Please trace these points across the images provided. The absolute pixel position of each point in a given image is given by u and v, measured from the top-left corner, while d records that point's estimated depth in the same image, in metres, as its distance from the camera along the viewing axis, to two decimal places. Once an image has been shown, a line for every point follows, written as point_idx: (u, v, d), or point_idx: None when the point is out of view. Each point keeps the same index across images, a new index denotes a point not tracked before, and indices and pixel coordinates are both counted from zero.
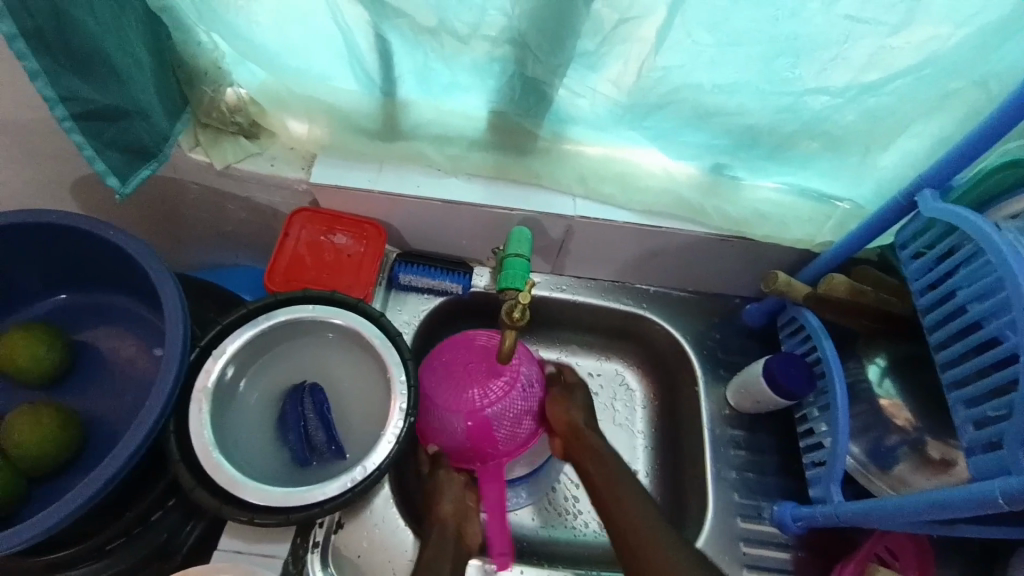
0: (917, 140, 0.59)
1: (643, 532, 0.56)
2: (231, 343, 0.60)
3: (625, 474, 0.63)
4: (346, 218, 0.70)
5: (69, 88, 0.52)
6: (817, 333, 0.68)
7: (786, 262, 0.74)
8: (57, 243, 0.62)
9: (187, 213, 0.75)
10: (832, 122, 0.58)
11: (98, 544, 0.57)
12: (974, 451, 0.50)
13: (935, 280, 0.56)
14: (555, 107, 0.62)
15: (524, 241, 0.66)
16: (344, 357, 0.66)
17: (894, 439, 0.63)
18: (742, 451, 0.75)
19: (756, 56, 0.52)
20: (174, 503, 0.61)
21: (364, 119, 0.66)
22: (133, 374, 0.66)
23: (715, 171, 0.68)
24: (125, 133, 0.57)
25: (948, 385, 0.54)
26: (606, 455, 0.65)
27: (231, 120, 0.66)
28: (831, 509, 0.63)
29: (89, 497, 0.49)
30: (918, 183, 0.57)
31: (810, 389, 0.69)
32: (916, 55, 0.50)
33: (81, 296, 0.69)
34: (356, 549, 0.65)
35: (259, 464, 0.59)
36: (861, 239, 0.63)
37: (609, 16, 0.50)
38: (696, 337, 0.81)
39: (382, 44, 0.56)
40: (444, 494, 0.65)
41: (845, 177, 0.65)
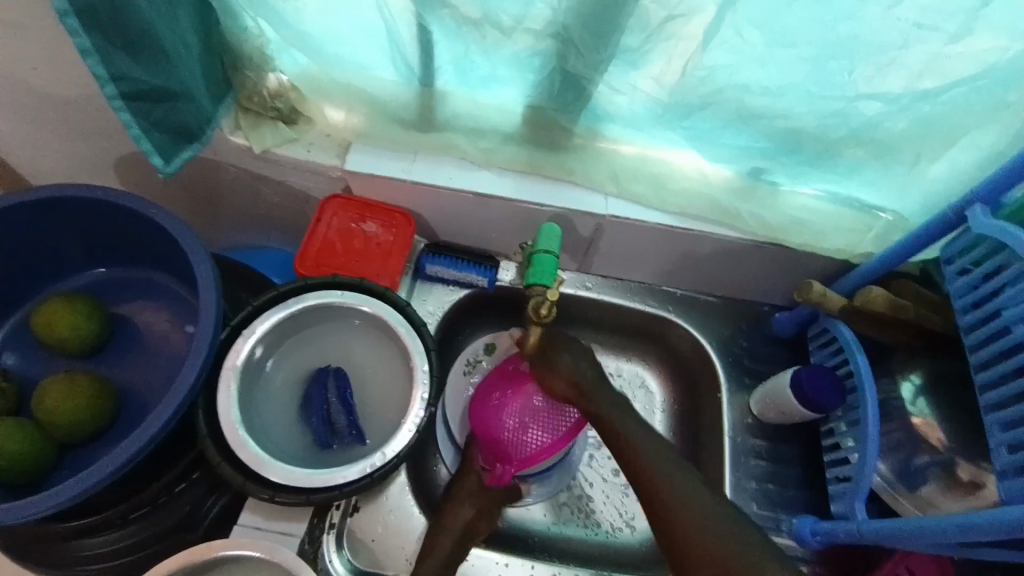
0: (969, 152, 0.57)
1: (676, 493, 0.56)
2: (261, 325, 0.61)
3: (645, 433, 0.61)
4: (378, 206, 0.70)
5: (120, 68, 0.52)
6: (849, 346, 0.66)
7: (820, 272, 0.72)
8: (100, 218, 0.64)
9: (223, 194, 0.76)
10: (880, 130, 0.56)
11: (123, 512, 0.59)
12: (1007, 475, 0.48)
13: (980, 298, 0.54)
14: (594, 103, 0.61)
15: (554, 237, 0.66)
16: (369, 344, 0.67)
17: (924, 459, 0.61)
18: (763, 461, 0.74)
19: (806, 57, 0.50)
20: (198, 477, 0.62)
21: (401, 109, 0.66)
22: (166, 349, 0.68)
23: (752, 175, 0.66)
24: (171, 114, 0.58)
25: (987, 408, 0.52)
26: (645, 452, 0.59)
27: (271, 105, 0.67)
28: (853, 526, 0.61)
29: (119, 467, 0.51)
30: (970, 198, 0.54)
31: (838, 403, 0.67)
32: (976, 63, 0.48)
33: (119, 271, 0.71)
34: (371, 533, 0.66)
35: (282, 444, 0.61)
36: (903, 251, 0.61)
37: (656, 12, 0.49)
38: (721, 343, 0.80)
39: (424, 34, 0.56)
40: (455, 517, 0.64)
41: (889, 187, 0.63)
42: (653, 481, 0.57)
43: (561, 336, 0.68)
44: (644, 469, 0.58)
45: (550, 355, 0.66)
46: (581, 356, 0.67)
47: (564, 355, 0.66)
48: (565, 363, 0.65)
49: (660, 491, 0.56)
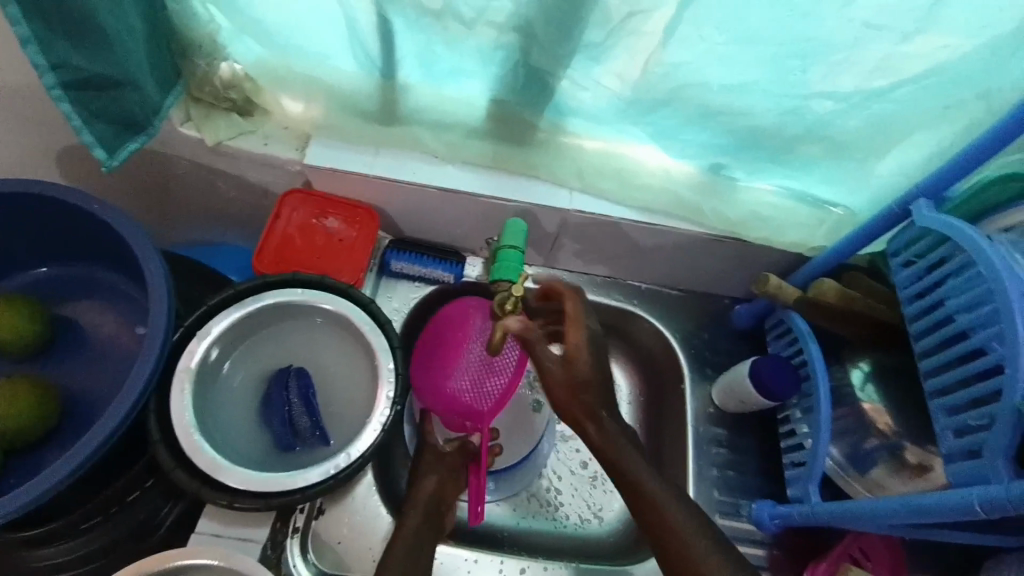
0: (912, 150, 0.60)
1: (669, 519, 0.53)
2: (218, 323, 0.59)
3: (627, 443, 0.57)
4: (339, 201, 0.69)
5: (59, 55, 0.49)
6: (803, 336, 0.68)
7: (777, 265, 0.74)
8: (38, 213, 0.60)
9: (175, 188, 0.73)
10: (832, 128, 0.58)
11: (73, 522, 0.56)
12: (952, 458, 0.51)
13: (924, 289, 0.57)
14: (558, 98, 0.61)
15: (519, 233, 0.66)
16: (332, 343, 0.65)
17: (873, 443, 0.64)
18: (724, 450, 0.76)
19: (761, 56, 0.52)
20: (152, 484, 0.60)
21: (363, 102, 0.65)
22: (116, 350, 0.65)
23: (713, 171, 0.68)
24: (115, 103, 0.55)
25: (931, 394, 0.55)
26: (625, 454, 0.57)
27: (224, 95, 0.64)
28: (808, 510, 0.64)
29: (63, 477, 0.48)
30: (914, 193, 0.57)
31: (794, 392, 0.69)
32: (919, 63, 0.50)
33: (63, 269, 0.67)
34: (337, 535, 0.65)
35: (241, 448, 0.59)
36: (853, 244, 0.63)
37: (618, 8, 0.49)
38: (684, 335, 0.82)
39: (385, 25, 0.55)
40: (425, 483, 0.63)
41: (840, 184, 0.66)
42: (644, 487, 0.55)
43: (583, 334, 0.59)
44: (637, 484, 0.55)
45: (571, 341, 0.58)
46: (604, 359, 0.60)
47: (586, 348, 0.59)
48: (585, 358, 0.58)
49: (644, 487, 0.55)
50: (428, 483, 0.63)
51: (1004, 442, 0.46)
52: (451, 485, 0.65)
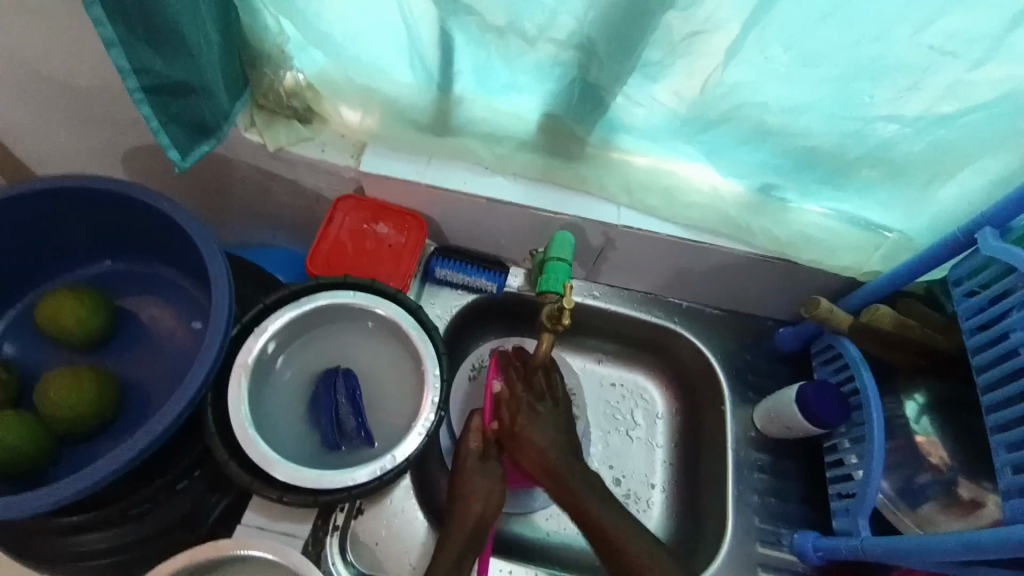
0: (977, 177, 0.58)
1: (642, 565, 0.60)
2: (273, 322, 0.61)
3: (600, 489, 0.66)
4: (391, 208, 0.70)
5: (142, 60, 0.52)
6: (855, 363, 0.66)
7: (826, 289, 0.73)
8: (107, 208, 0.63)
9: (232, 190, 0.76)
10: (894, 151, 0.57)
11: (124, 508, 0.58)
12: (1010, 495, 0.49)
13: (987, 320, 0.55)
14: (610, 114, 0.62)
15: (567, 246, 0.66)
16: (378, 347, 0.66)
17: (926, 478, 0.62)
18: (766, 476, 0.74)
19: (826, 78, 0.51)
20: (200, 475, 0.62)
21: (418, 112, 0.66)
22: (171, 344, 0.68)
23: (763, 192, 0.67)
24: (190, 109, 0.57)
25: (993, 429, 0.53)
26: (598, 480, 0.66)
27: (288, 104, 0.67)
28: (856, 542, 0.61)
29: (123, 464, 0.50)
30: (980, 221, 0.55)
31: (843, 420, 0.67)
32: (995, 90, 0.49)
33: (125, 263, 0.70)
34: (375, 537, 0.65)
35: (290, 445, 0.60)
36: (911, 273, 0.61)
37: (680, 28, 0.50)
38: (725, 355, 0.81)
39: (446, 39, 0.56)
40: (476, 490, 0.65)
41: (896, 209, 0.64)
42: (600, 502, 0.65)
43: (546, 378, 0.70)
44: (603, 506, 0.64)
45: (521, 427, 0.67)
46: (559, 427, 0.68)
47: (537, 429, 0.67)
48: (537, 440, 0.67)
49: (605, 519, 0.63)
50: (479, 488, 0.65)
51: None
52: (496, 492, 0.66)
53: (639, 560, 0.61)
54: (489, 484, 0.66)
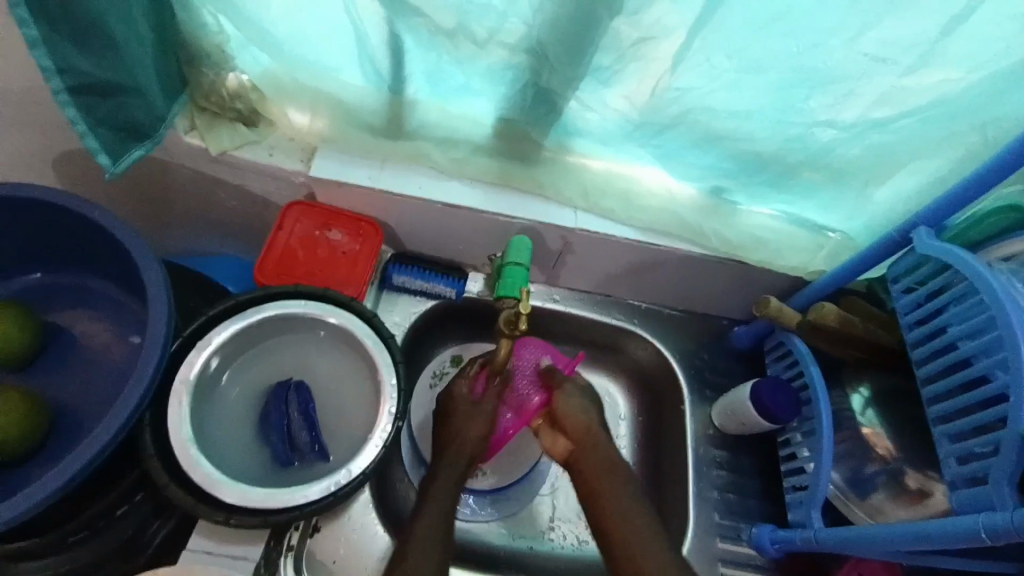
0: (912, 178, 0.61)
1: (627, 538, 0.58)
2: (218, 334, 0.58)
3: (608, 455, 0.65)
4: (344, 214, 0.68)
5: (67, 60, 0.49)
6: (804, 358, 0.69)
7: (777, 287, 0.75)
8: (36, 220, 0.59)
9: (174, 196, 0.72)
10: (836, 155, 0.59)
11: (61, 537, 0.54)
12: (957, 485, 0.51)
13: (924, 316, 0.58)
14: (564, 118, 0.62)
15: (524, 249, 0.66)
16: (332, 358, 0.64)
17: (873, 468, 0.65)
18: (724, 472, 0.76)
19: (771, 83, 0.52)
20: (143, 498, 0.58)
21: (369, 116, 0.65)
22: (108, 360, 0.64)
23: (714, 194, 0.69)
24: (120, 110, 0.54)
25: (934, 420, 0.55)
26: (620, 512, 0.60)
27: (231, 105, 0.63)
28: (811, 534, 0.63)
29: (49, 494, 0.47)
30: (915, 221, 0.58)
31: (795, 415, 0.69)
32: (927, 96, 0.51)
33: (57, 276, 0.66)
34: (332, 555, 0.63)
35: (238, 463, 0.57)
36: (852, 271, 0.64)
37: (628, 33, 0.50)
38: (683, 354, 0.82)
39: (395, 42, 0.55)
40: (470, 426, 0.67)
41: (839, 210, 0.67)
42: (609, 503, 0.61)
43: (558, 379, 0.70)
44: (623, 528, 0.58)
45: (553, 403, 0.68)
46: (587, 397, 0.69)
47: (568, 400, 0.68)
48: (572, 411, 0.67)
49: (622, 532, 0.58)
50: (474, 425, 0.67)
51: (1010, 469, 0.45)
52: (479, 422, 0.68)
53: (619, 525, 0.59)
54: (468, 420, 0.68)
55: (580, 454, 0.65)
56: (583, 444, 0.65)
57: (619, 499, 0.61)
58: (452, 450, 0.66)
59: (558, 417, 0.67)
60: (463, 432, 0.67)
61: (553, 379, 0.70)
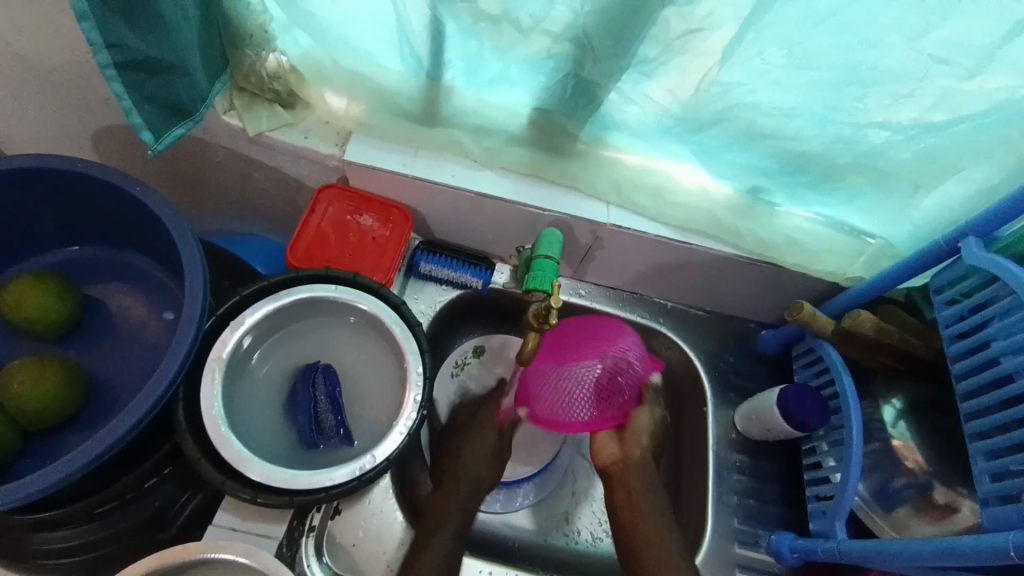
0: (962, 186, 0.59)
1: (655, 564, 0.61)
2: (251, 315, 0.58)
3: (653, 481, 0.67)
4: (374, 199, 0.68)
5: (116, 35, 0.49)
6: (836, 367, 0.67)
7: (810, 293, 0.73)
8: (77, 193, 0.60)
9: (208, 175, 0.73)
10: (883, 159, 0.57)
11: (89, 507, 0.55)
12: (989, 503, 0.50)
13: (967, 329, 0.56)
14: (603, 111, 0.61)
15: (555, 243, 0.65)
16: (359, 343, 0.65)
17: (901, 481, 0.63)
18: (744, 477, 0.75)
19: (822, 82, 0.51)
20: (171, 473, 0.59)
21: (405, 102, 0.64)
22: (141, 335, 0.65)
23: (751, 194, 0.67)
24: (164, 88, 0.55)
25: (971, 436, 0.53)
26: (655, 537, 0.62)
27: (269, 87, 0.64)
28: (833, 544, 0.62)
29: (86, 462, 0.48)
30: (963, 230, 0.55)
31: (822, 423, 0.68)
32: (986, 101, 0.49)
33: (94, 251, 0.67)
34: (353, 537, 0.64)
35: (265, 443, 0.58)
36: (892, 280, 0.62)
37: (677, 24, 0.49)
38: (708, 356, 0.81)
39: (437, 27, 0.54)
40: (483, 451, 0.71)
41: (881, 216, 0.65)
42: (645, 525, 0.63)
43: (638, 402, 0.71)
44: (655, 552, 0.61)
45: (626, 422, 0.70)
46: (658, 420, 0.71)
47: (643, 420, 0.70)
48: (643, 432, 0.69)
49: (655, 557, 0.61)
50: (488, 449, 0.71)
51: None
52: (490, 446, 0.71)
53: (652, 552, 0.61)
54: (488, 442, 0.71)
55: (629, 471, 0.67)
56: (636, 461, 0.68)
57: (662, 524, 0.64)
58: (467, 479, 0.69)
59: (626, 431, 0.70)
60: (483, 462, 0.70)
61: (648, 394, 0.72)
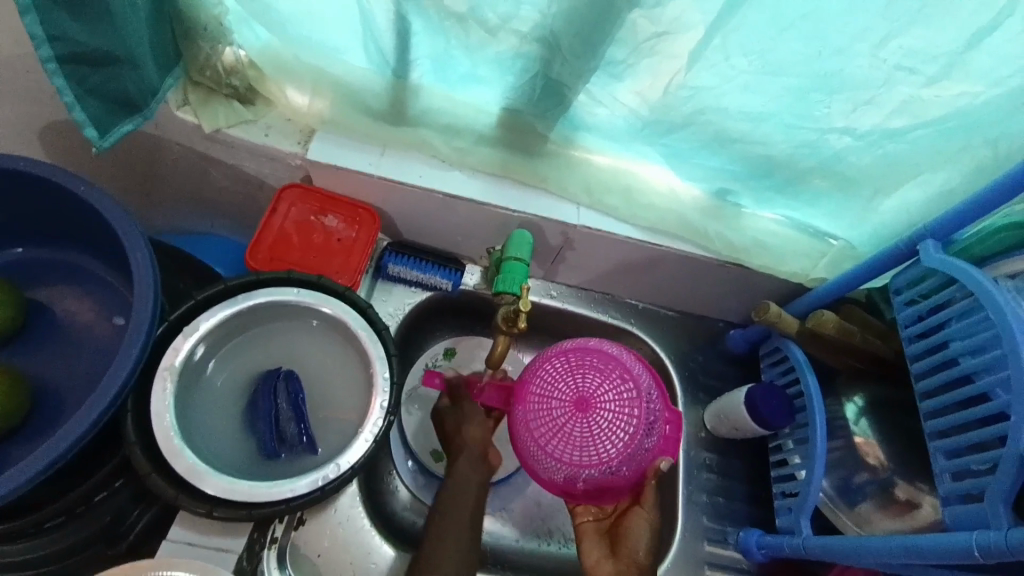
0: (920, 190, 0.60)
1: None
2: (207, 320, 0.56)
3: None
4: (340, 199, 0.66)
5: (58, 27, 0.47)
6: (801, 366, 0.68)
7: (777, 293, 0.74)
8: (17, 192, 0.56)
9: (163, 173, 0.70)
10: (845, 163, 0.58)
11: (36, 522, 0.52)
12: (950, 501, 0.51)
13: (926, 329, 0.57)
14: (573, 112, 0.60)
15: (525, 244, 0.65)
16: (324, 348, 0.63)
17: (864, 477, 0.65)
18: (713, 475, 0.76)
19: (788, 87, 0.51)
20: (122, 486, 0.56)
21: (371, 99, 0.63)
22: (90, 340, 0.61)
23: (720, 196, 0.68)
24: (112, 82, 0.52)
25: (932, 435, 0.54)
26: None
27: (226, 82, 0.61)
28: (798, 542, 0.63)
29: (27, 479, 0.45)
30: (923, 232, 0.57)
31: (788, 422, 0.69)
32: (943, 107, 0.50)
33: (38, 252, 0.64)
34: (317, 549, 0.62)
35: (224, 454, 0.56)
36: (855, 280, 0.63)
37: (645, 27, 0.48)
38: (678, 356, 0.82)
39: (402, 24, 0.53)
40: (473, 432, 0.68)
41: (844, 218, 0.66)
42: None
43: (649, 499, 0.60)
44: None
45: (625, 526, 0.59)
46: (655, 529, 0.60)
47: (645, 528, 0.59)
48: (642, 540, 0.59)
49: None
50: (478, 431, 0.68)
51: (1005, 488, 0.45)
52: (483, 429, 0.68)
53: None
54: (478, 425, 0.68)
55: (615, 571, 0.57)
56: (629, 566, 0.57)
57: None
58: (467, 453, 0.66)
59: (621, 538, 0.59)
60: (472, 487, 0.63)
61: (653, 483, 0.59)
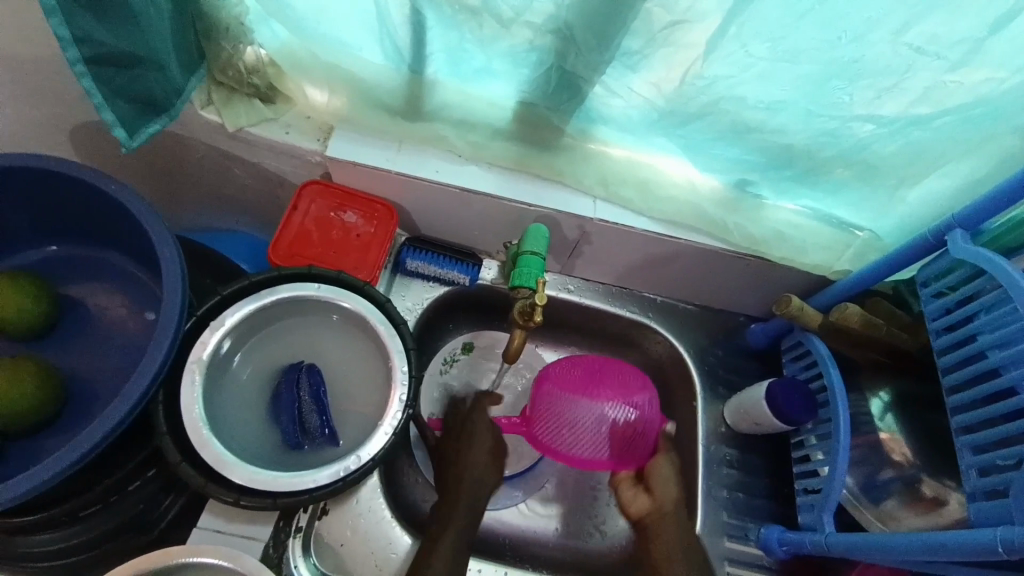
0: (948, 179, 0.58)
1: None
2: (231, 316, 0.58)
3: (682, 519, 0.68)
4: (358, 195, 0.67)
5: (83, 29, 0.48)
6: (823, 361, 0.67)
7: (799, 286, 0.73)
8: (51, 191, 0.59)
9: (188, 171, 0.71)
10: (869, 152, 0.57)
11: (73, 510, 0.54)
12: (977, 497, 0.49)
13: (953, 322, 0.56)
14: (588, 105, 0.60)
15: (541, 238, 0.65)
16: (344, 342, 0.64)
17: (889, 474, 0.63)
18: (734, 470, 0.75)
19: (808, 75, 0.50)
20: (154, 475, 0.59)
21: (387, 96, 0.63)
22: (122, 335, 0.64)
23: (739, 187, 0.67)
24: (138, 82, 0.53)
25: (957, 430, 0.53)
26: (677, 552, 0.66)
27: (248, 81, 0.63)
28: (822, 538, 0.62)
29: (66, 466, 0.47)
30: (950, 222, 0.55)
31: (810, 417, 0.68)
32: (971, 92, 0.48)
33: (73, 249, 0.66)
34: (340, 537, 0.64)
35: (249, 444, 0.57)
36: (880, 272, 0.62)
37: (660, 16, 0.48)
38: (698, 351, 0.81)
39: (417, 19, 0.53)
40: (481, 434, 0.70)
41: (868, 209, 0.65)
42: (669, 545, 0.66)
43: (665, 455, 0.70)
44: None
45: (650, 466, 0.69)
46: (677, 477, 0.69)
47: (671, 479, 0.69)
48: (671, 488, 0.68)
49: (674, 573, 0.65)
50: (485, 434, 0.70)
51: None
52: (489, 432, 0.70)
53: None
54: (485, 428, 0.70)
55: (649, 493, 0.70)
56: (662, 493, 0.68)
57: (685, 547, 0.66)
58: (478, 455, 0.68)
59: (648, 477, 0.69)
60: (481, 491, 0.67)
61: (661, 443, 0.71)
